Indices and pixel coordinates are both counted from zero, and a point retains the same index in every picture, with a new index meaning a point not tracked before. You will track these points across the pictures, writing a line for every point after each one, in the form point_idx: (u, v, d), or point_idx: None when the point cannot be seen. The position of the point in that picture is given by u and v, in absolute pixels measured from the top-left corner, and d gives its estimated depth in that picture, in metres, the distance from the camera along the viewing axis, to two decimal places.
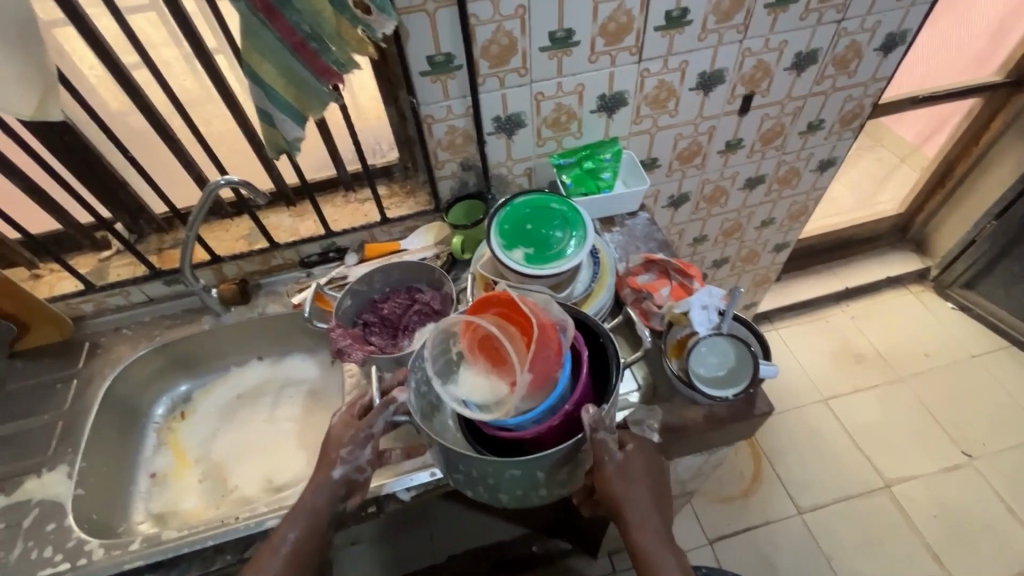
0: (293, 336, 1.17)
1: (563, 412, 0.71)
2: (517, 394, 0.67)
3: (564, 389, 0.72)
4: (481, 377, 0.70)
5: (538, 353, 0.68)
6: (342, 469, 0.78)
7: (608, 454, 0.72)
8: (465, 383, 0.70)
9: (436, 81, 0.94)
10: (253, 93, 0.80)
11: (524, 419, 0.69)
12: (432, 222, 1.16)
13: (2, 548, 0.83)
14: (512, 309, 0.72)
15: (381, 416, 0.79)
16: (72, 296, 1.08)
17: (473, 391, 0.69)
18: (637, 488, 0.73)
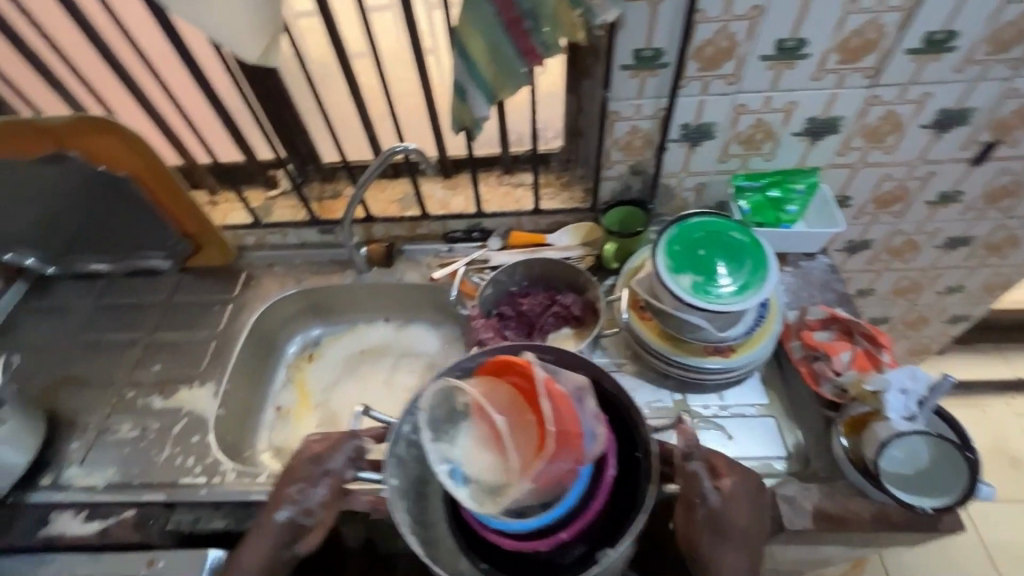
0: (423, 306, 1.18)
1: (555, 540, 0.62)
2: (506, 498, 0.57)
3: (568, 507, 0.61)
4: (474, 450, 0.60)
5: (550, 463, 0.56)
6: (286, 511, 0.73)
7: (701, 492, 0.69)
8: (455, 451, 0.60)
9: (635, 77, 0.86)
10: (456, 65, 0.78)
11: (508, 524, 0.60)
12: (583, 222, 1.10)
13: (154, 447, 0.91)
14: (533, 392, 0.60)
15: (344, 448, 0.76)
16: (240, 228, 1.15)
17: (462, 467, 0.59)
18: (739, 535, 0.68)
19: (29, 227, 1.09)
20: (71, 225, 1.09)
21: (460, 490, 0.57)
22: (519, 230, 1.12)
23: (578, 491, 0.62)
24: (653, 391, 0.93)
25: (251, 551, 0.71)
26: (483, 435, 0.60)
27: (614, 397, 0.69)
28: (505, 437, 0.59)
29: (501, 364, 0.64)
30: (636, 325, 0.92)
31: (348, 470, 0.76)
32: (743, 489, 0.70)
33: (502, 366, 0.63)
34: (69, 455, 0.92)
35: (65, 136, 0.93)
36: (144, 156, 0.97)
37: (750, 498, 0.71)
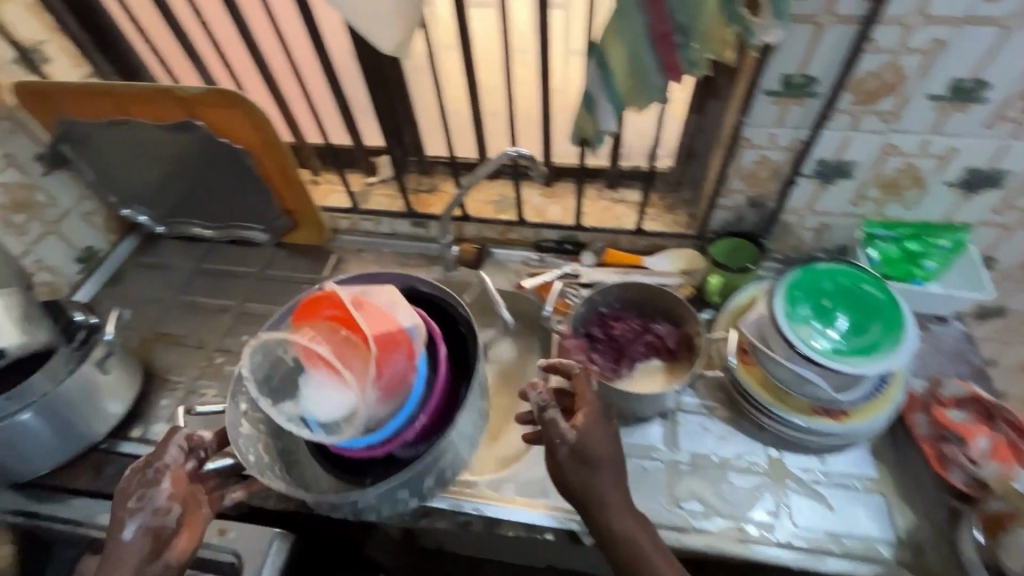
0: (503, 312, 1.15)
1: (416, 425, 0.73)
2: (362, 408, 0.66)
3: (419, 397, 0.73)
4: (316, 388, 0.65)
5: (383, 366, 0.67)
6: (135, 524, 0.68)
7: (559, 433, 0.71)
8: (308, 399, 0.65)
9: (778, 104, 0.79)
10: (590, 76, 0.75)
11: (361, 438, 0.70)
12: (685, 249, 1.04)
13: None
14: (347, 315, 0.68)
15: (171, 444, 0.74)
16: (337, 211, 1.17)
17: (316, 409, 0.65)
18: (604, 470, 0.71)
19: (149, 187, 1.14)
20: (186, 189, 1.13)
21: (314, 431, 0.66)
22: (615, 249, 1.07)
23: (409, 412, 0.72)
24: (747, 442, 0.86)
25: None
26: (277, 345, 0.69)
27: (450, 306, 0.85)
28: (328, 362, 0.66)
29: (307, 306, 0.71)
30: (744, 376, 0.86)
31: (186, 462, 0.74)
32: (594, 416, 0.73)
33: (311, 306, 0.70)
34: (159, 412, 0.95)
35: (195, 104, 0.96)
36: (262, 131, 0.98)
37: (595, 422, 0.73)
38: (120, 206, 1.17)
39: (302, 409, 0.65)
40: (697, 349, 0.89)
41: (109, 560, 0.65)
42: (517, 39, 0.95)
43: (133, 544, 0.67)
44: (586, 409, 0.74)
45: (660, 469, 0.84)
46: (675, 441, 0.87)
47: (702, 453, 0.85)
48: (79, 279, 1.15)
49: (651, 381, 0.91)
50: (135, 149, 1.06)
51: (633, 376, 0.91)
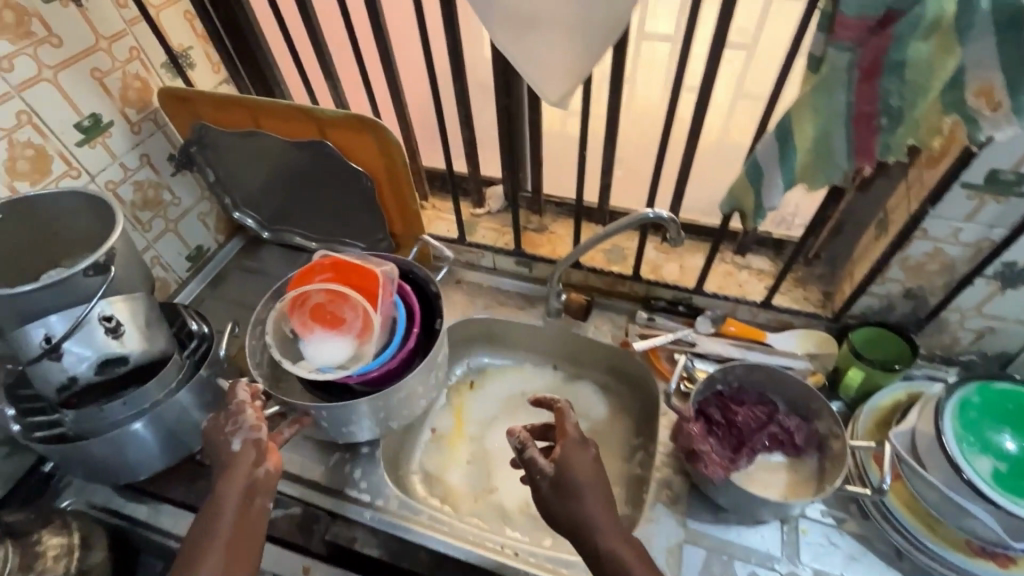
0: (599, 366, 1.09)
1: (403, 352, 0.87)
2: (367, 347, 0.85)
3: (395, 334, 0.88)
4: (322, 342, 0.85)
5: (379, 304, 0.87)
6: (241, 439, 0.72)
7: (540, 470, 0.72)
8: (315, 354, 0.84)
9: (973, 198, 0.70)
10: (764, 147, 0.68)
11: (369, 365, 0.84)
12: (817, 331, 0.95)
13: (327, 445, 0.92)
14: (338, 267, 0.91)
15: (243, 388, 0.76)
16: (443, 239, 1.14)
17: (328, 359, 0.84)
18: (591, 499, 0.69)
19: (264, 198, 1.15)
20: (298, 203, 1.13)
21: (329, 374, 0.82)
22: (734, 318, 1.00)
23: (396, 344, 0.87)
24: (882, 569, 0.76)
25: (227, 483, 0.68)
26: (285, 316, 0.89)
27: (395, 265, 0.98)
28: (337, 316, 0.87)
29: (301, 275, 0.91)
30: (892, 501, 0.76)
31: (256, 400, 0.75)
32: (570, 441, 0.74)
33: (305, 273, 0.91)
34: None
35: (327, 125, 0.95)
36: (387, 157, 0.96)
37: (579, 450, 0.73)
38: (232, 209, 1.18)
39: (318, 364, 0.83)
40: (833, 454, 0.80)
41: (227, 470, 0.70)
42: (665, 90, 0.89)
43: (240, 460, 0.70)
44: (565, 441, 0.73)
45: None
46: (797, 552, 0.78)
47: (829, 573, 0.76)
48: (186, 277, 1.16)
49: (774, 478, 0.82)
50: (259, 161, 1.07)
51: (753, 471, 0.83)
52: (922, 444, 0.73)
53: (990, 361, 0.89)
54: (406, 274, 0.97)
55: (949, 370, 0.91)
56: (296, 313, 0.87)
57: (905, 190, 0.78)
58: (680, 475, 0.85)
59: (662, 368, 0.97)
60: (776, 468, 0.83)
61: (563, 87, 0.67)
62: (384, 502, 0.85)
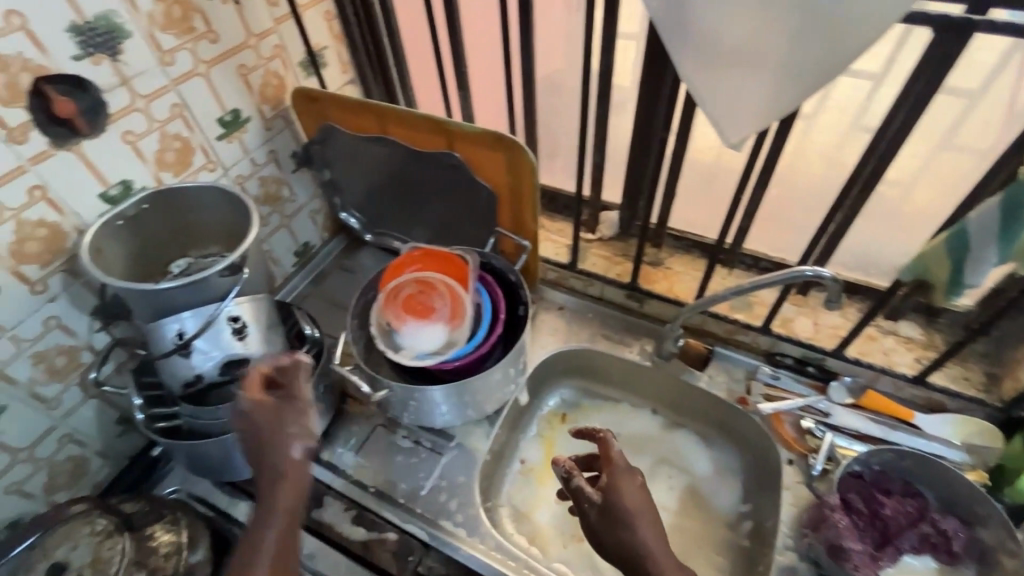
0: (707, 417, 1.01)
1: (494, 336, 0.88)
2: (464, 331, 0.87)
3: (484, 319, 0.91)
4: (420, 331, 0.86)
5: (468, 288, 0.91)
6: (303, 447, 0.64)
7: (587, 498, 0.69)
8: (413, 343, 0.86)
9: None
10: (981, 219, 0.58)
11: (463, 348, 0.87)
12: (979, 420, 0.83)
13: (422, 468, 0.89)
14: (426, 258, 0.94)
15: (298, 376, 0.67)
16: (552, 263, 1.10)
17: (428, 345, 0.86)
18: (646, 533, 0.64)
19: (373, 202, 1.13)
20: (408, 211, 1.10)
21: (430, 360, 0.85)
22: (875, 390, 0.89)
23: (487, 325, 0.90)
24: None
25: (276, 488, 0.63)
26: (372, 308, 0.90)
27: None
28: (432, 304, 0.89)
29: (391, 268, 0.94)
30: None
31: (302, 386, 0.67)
32: (618, 465, 0.69)
33: (395, 267, 0.93)
34: (349, 437, 0.93)
35: (458, 138, 0.91)
36: (515, 177, 0.92)
37: (625, 479, 0.68)
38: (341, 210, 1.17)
39: (420, 349, 0.85)
40: (1002, 572, 0.69)
41: (282, 475, 0.63)
42: (831, 132, 0.81)
43: (278, 448, 0.63)
44: (612, 469, 0.69)
45: None
46: None
47: None
48: (291, 272, 1.17)
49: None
50: (375, 166, 1.04)
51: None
52: None
53: None
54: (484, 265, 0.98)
55: None
56: (389, 303, 0.89)
57: None
58: (807, 563, 0.76)
59: (789, 439, 0.87)
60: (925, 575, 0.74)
61: (748, 130, 0.60)
62: (479, 540, 0.81)
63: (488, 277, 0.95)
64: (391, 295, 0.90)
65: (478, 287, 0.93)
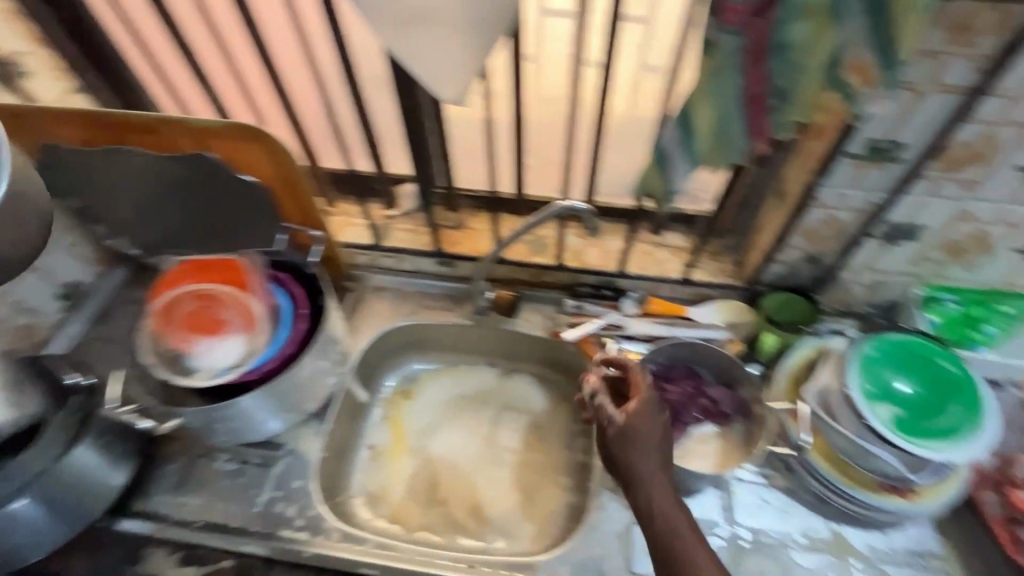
0: (535, 357, 1.08)
1: (297, 335, 0.87)
2: (264, 335, 0.85)
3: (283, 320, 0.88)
4: (215, 347, 0.83)
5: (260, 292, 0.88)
6: None
7: (608, 417, 0.73)
8: (209, 361, 0.82)
9: (857, 167, 0.74)
10: (668, 131, 0.69)
11: (266, 353, 0.84)
12: (734, 302, 0.99)
13: (254, 486, 0.85)
14: (205, 271, 0.89)
15: None
16: (358, 246, 1.08)
17: (227, 359, 0.83)
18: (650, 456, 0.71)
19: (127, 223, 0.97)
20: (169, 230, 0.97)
21: (231, 375, 0.81)
22: (657, 296, 1.02)
23: (287, 320, 0.88)
24: (808, 517, 0.82)
25: None
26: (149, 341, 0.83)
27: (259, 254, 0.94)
28: (222, 318, 0.85)
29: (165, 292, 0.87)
30: (818, 461, 0.80)
31: None
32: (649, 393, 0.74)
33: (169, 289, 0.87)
34: (165, 479, 0.85)
35: (205, 134, 0.85)
36: (280, 166, 0.89)
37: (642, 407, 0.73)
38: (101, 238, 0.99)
39: (218, 366, 0.81)
40: (758, 419, 0.84)
41: None
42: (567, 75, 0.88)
43: None
44: (641, 397, 0.73)
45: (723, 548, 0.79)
46: (734, 514, 0.82)
47: (764, 529, 0.81)
48: None
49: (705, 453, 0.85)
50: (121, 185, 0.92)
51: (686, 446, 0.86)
52: (835, 401, 0.79)
53: (882, 311, 0.98)
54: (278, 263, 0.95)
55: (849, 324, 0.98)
56: (170, 332, 0.83)
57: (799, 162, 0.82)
58: None
59: (595, 354, 0.98)
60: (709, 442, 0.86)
61: (460, 83, 0.63)
62: (325, 537, 0.80)
63: (281, 275, 0.92)
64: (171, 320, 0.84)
65: (274, 287, 0.90)
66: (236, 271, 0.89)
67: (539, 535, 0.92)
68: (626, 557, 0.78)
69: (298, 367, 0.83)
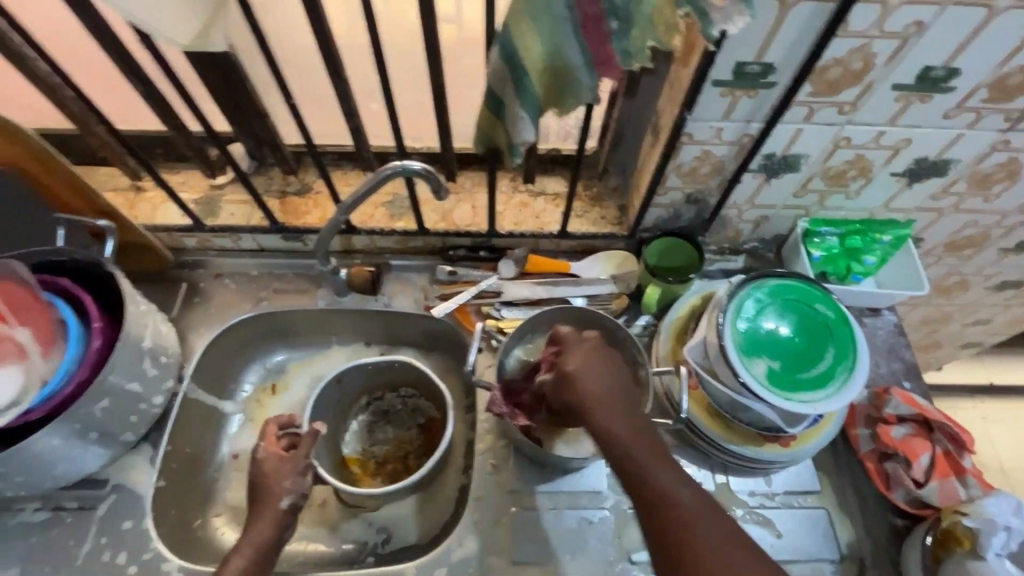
0: (413, 332, 0.96)
1: (93, 356, 0.70)
2: (38, 364, 0.67)
3: (78, 338, 0.71)
4: None
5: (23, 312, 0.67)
6: None
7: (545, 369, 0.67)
8: None
9: (727, 96, 0.64)
10: (494, 65, 0.54)
11: (50, 386, 0.67)
12: (618, 251, 0.91)
13: (73, 536, 0.71)
14: None
15: None
16: (177, 230, 0.88)
17: None
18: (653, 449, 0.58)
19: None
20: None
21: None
22: (537, 253, 0.92)
23: (78, 340, 0.70)
24: (693, 471, 0.79)
25: None
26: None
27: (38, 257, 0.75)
28: None
29: None
30: (698, 419, 0.77)
31: None
32: (581, 349, 0.66)
33: None
34: None
35: None
36: (23, 144, 0.68)
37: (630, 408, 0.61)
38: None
39: None
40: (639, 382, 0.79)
41: None
42: None
43: None
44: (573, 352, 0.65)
45: (608, 519, 0.75)
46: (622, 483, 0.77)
47: None
48: None
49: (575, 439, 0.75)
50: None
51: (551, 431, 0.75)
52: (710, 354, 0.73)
53: (769, 244, 0.93)
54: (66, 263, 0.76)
55: (738, 259, 0.94)
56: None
57: (668, 91, 0.70)
58: (504, 442, 0.79)
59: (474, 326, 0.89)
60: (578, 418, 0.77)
61: (196, 23, 0.47)
62: None
63: (62, 282, 0.72)
64: None
65: (53, 300, 0.71)
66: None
67: (428, 527, 0.86)
68: (509, 548, 0.73)
69: (98, 392, 0.67)
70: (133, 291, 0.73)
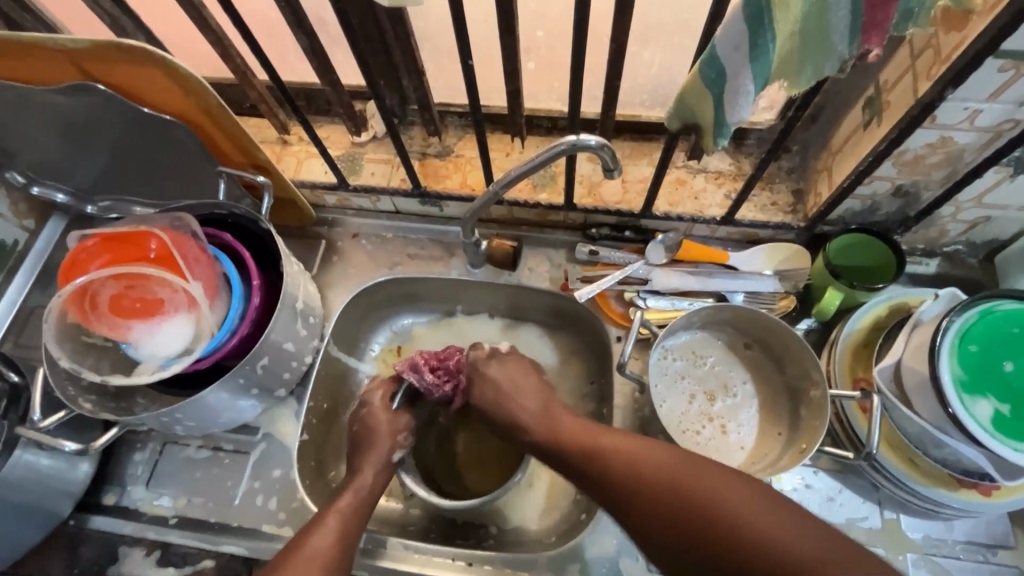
0: (540, 310, 0.89)
1: (252, 310, 0.72)
2: (206, 317, 0.69)
3: (241, 291, 0.73)
4: (150, 334, 0.67)
5: (193, 268, 0.69)
6: None
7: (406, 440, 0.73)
8: (149, 351, 0.67)
9: (1007, 70, 0.51)
10: (733, 27, 0.45)
11: (217, 337, 0.70)
12: (788, 244, 0.79)
13: (231, 476, 0.76)
14: (126, 250, 0.71)
15: None
16: (321, 187, 0.88)
17: (164, 346, 0.67)
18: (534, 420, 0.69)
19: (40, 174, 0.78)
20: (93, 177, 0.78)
21: (174, 368, 0.67)
22: (691, 239, 0.82)
23: (239, 296, 0.72)
24: (856, 503, 0.70)
25: None
26: (70, 341, 0.68)
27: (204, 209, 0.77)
28: (151, 301, 0.68)
29: (70, 271, 0.70)
30: (884, 456, 0.67)
31: None
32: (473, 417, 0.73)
33: (77, 264, 0.70)
34: (134, 469, 0.77)
35: (82, 59, 0.62)
36: (193, 94, 0.66)
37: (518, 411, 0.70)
38: (26, 184, 0.79)
39: (158, 357, 0.67)
40: (809, 401, 0.70)
41: None
42: None
43: None
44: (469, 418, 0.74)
45: None
46: None
47: None
48: None
49: (685, 405, 0.74)
50: (22, 137, 0.71)
51: (666, 402, 0.74)
52: (909, 382, 0.63)
53: (976, 249, 0.78)
54: (226, 218, 0.79)
55: (930, 263, 0.79)
56: (94, 325, 0.67)
57: (911, 61, 0.57)
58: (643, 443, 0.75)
59: (615, 315, 0.81)
60: (691, 387, 0.75)
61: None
62: None
63: (225, 237, 0.74)
64: (88, 306, 0.68)
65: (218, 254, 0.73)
66: (161, 239, 0.71)
67: (546, 527, 0.78)
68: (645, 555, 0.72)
69: (260, 351, 0.70)
70: (289, 252, 0.73)
